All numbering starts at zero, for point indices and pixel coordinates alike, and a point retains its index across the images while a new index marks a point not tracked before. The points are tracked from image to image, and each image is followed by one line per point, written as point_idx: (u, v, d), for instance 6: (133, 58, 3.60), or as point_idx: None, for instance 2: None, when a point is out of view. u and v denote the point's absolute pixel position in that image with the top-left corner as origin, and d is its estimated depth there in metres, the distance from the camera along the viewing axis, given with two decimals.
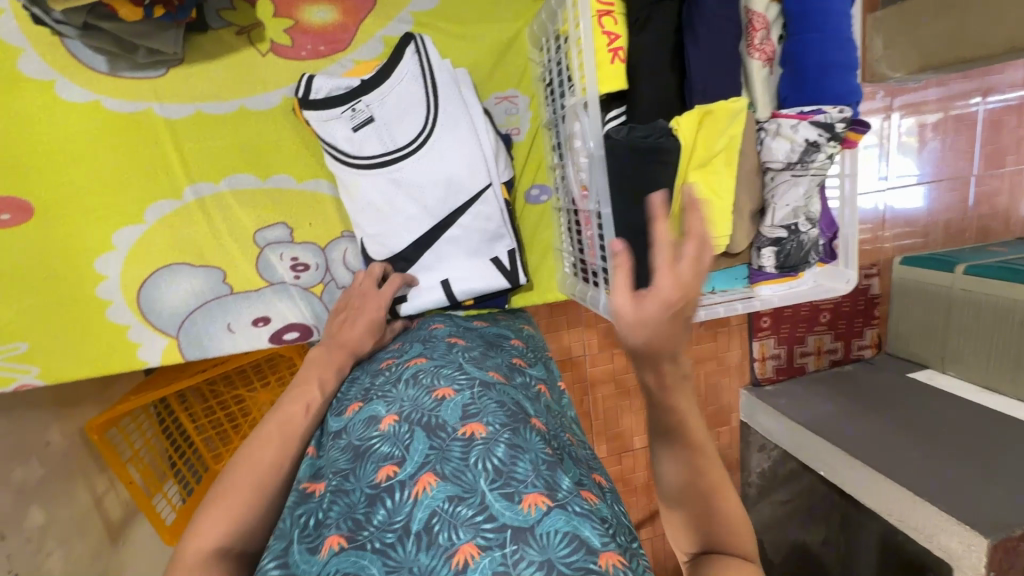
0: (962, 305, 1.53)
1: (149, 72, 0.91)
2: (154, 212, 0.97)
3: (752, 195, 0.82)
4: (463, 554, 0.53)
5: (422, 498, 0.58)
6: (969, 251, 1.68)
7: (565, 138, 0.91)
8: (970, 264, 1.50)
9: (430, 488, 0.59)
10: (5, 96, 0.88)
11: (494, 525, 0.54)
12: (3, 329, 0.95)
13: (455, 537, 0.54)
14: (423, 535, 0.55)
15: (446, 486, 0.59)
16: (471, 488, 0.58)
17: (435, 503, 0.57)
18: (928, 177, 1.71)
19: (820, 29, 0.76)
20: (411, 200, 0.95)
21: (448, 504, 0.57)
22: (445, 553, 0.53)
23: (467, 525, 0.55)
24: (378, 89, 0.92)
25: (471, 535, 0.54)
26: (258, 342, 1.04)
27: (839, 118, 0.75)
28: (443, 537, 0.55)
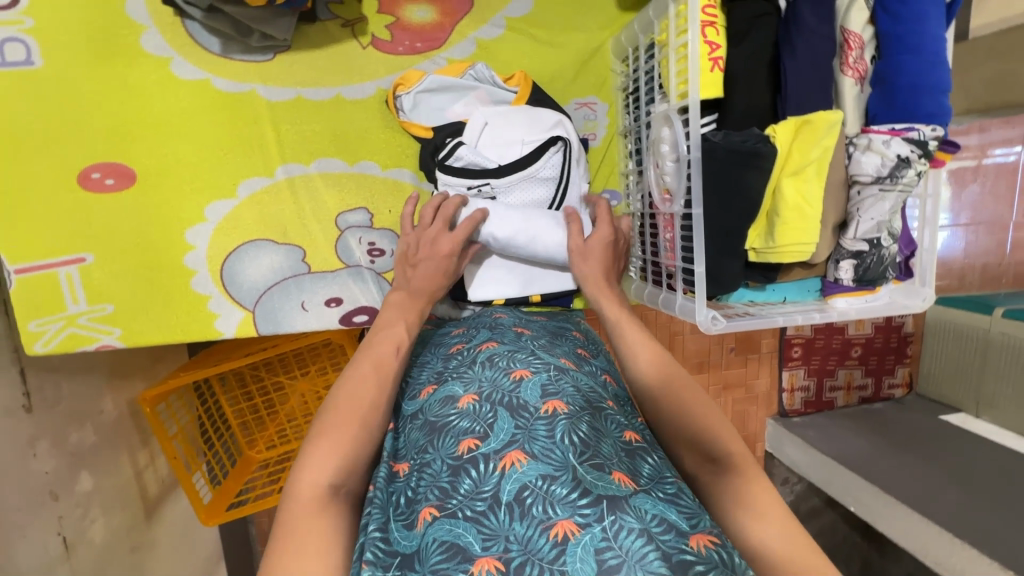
0: (999, 349, 1.55)
1: (258, 56, 0.96)
2: (246, 188, 1.01)
3: (836, 208, 0.84)
4: (562, 529, 0.52)
5: (512, 473, 0.57)
6: (1004, 296, 1.73)
7: (649, 143, 0.94)
8: (1008, 308, 1.53)
9: (520, 465, 0.57)
10: (125, 67, 0.93)
11: (589, 501, 0.53)
12: (92, 289, 0.98)
13: (552, 513, 0.53)
14: (515, 507, 0.54)
15: (537, 464, 0.57)
16: (562, 465, 0.57)
17: (528, 479, 0.56)
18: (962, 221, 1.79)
19: (916, 51, 0.78)
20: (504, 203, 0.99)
21: (541, 481, 0.56)
22: (543, 526, 0.52)
23: (563, 503, 0.54)
24: (507, 179, 0.98)
25: (569, 513, 0.53)
26: (328, 323, 1.06)
27: (932, 136, 0.79)
28: (539, 511, 0.53)
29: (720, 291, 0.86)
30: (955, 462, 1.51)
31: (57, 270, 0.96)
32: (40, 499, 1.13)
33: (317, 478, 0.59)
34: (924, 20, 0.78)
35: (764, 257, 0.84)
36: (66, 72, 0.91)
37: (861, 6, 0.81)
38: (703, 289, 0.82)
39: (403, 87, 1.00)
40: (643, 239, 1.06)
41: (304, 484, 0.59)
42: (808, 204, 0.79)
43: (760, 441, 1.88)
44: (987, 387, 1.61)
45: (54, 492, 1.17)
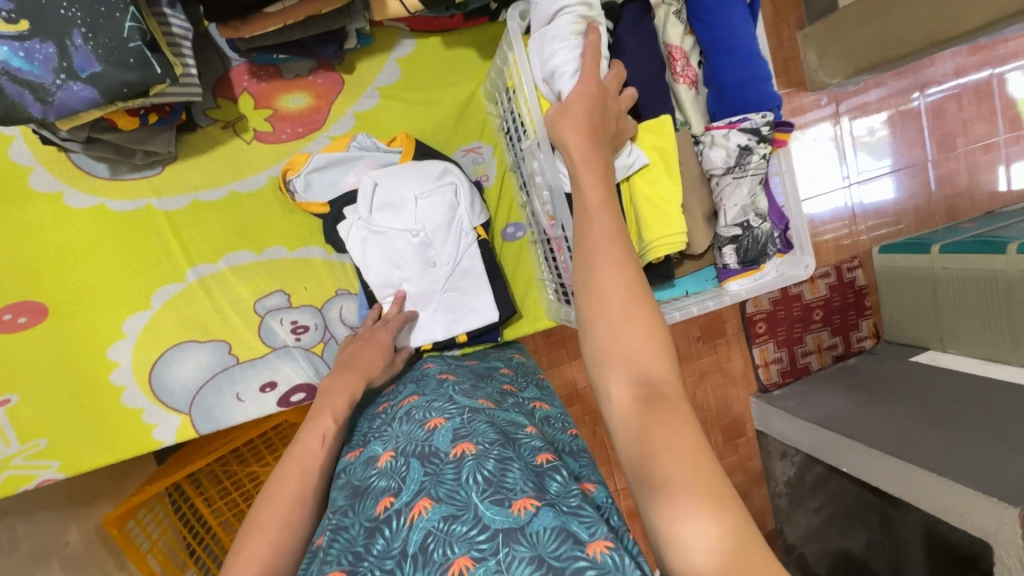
0: (946, 284, 1.64)
1: (146, 172, 1.01)
2: (159, 297, 1.04)
3: (700, 201, 0.90)
4: (459, 566, 0.54)
5: (418, 522, 0.60)
6: (941, 231, 1.81)
7: (528, 176, 1.01)
8: (944, 244, 1.63)
9: (426, 512, 0.60)
10: (19, 208, 0.97)
11: (487, 535, 0.56)
12: (23, 429, 0.99)
13: (451, 553, 0.56)
14: (419, 556, 0.57)
15: (441, 507, 0.60)
16: (465, 506, 0.60)
17: (432, 524, 0.59)
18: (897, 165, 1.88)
19: (731, 51, 0.85)
20: (397, 221, 1.06)
21: (443, 523, 0.58)
22: (443, 568, 0.55)
23: (462, 540, 0.57)
24: (387, 200, 1.05)
25: (467, 549, 0.56)
26: (267, 408, 1.08)
27: (764, 123, 0.84)
28: (440, 555, 0.56)
29: None
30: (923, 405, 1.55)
31: None
32: None
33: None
34: (731, 21, 0.85)
35: (646, 260, 0.87)
36: None
37: (675, 21, 0.89)
38: None
39: (291, 170, 1.04)
40: (549, 263, 1.11)
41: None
42: (666, 201, 0.84)
43: (747, 423, 1.91)
44: (946, 320, 1.67)
45: None
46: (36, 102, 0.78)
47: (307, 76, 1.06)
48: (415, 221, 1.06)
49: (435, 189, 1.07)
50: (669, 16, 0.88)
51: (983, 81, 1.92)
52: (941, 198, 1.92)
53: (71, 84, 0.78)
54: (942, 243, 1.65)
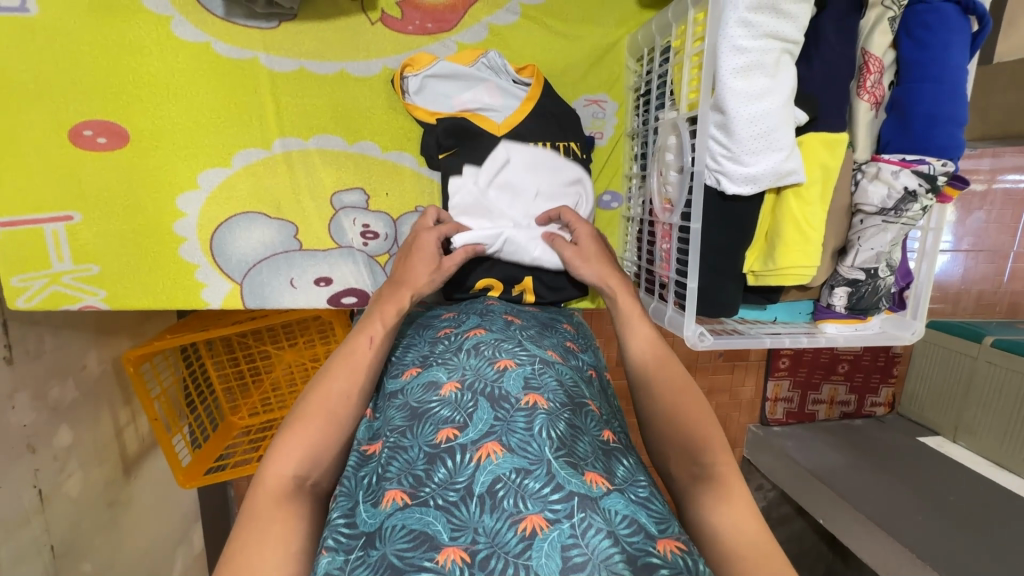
0: (984, 378, 1.56)
1: (261, 23, 0.94)
2: (241, 158, 0.99)
3: (836, 235, 0.83)
4: (530, 524, 0.51)
5: (487, 465, 0.57)
6: (996, 324, 1.73)
7: (655, 150, 0.93)
8: (998, 338, 1.53)
9: (495, 458, 0.57)
10: (124, 21, 0.90)
11: (561, 496, 0.53)
12: (78, 249, 0.97)
13: (523, 507, 0.53)
14: (487, 499, 0.54)
15: (512, 458, 0.57)
16: (538, 460, 0.57)
17: (501, 471, 0.56)
18: (964, 246, 1.77)
19: (936, 80, 0.75)
20: (502, 171, 0.98)
21: (515, 475, 0.55)
22: (512, 520, 0.52)
23: (535, 498, 0.53)
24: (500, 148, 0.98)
25: (540, 507, 0.53)
26: (316, 301, 1.06)
27: (942, 171, 0.77)
28: (510, 505, 0.53)
29: (716, 312, 0.84)
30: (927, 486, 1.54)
31: (43, 226, 0.95)
32: (18, 452, 1.13)
33: (284, 469, 0.61)
34: (948, 49, 0.75)
35: (763, 280, 0.82)
36: (63, 21, 0.88)
37: (886, 29, 0.78)
38: (694, 305, 0.82)
39: (410, 67, 0.97)
40: (640, 245, 1.05)
41: (272, 474, 0.61)
42: (809, 223, 0.77)
43: (737, 447, 1.89)
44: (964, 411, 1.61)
45: (32, 445, 1.17)
46: None
47: None
48: (525, 215, 0.99)
49: (560, 194, 1.00)
50: (881, 21, 0.77)
51: None
52: (1008, 292, 1.82)
53: None
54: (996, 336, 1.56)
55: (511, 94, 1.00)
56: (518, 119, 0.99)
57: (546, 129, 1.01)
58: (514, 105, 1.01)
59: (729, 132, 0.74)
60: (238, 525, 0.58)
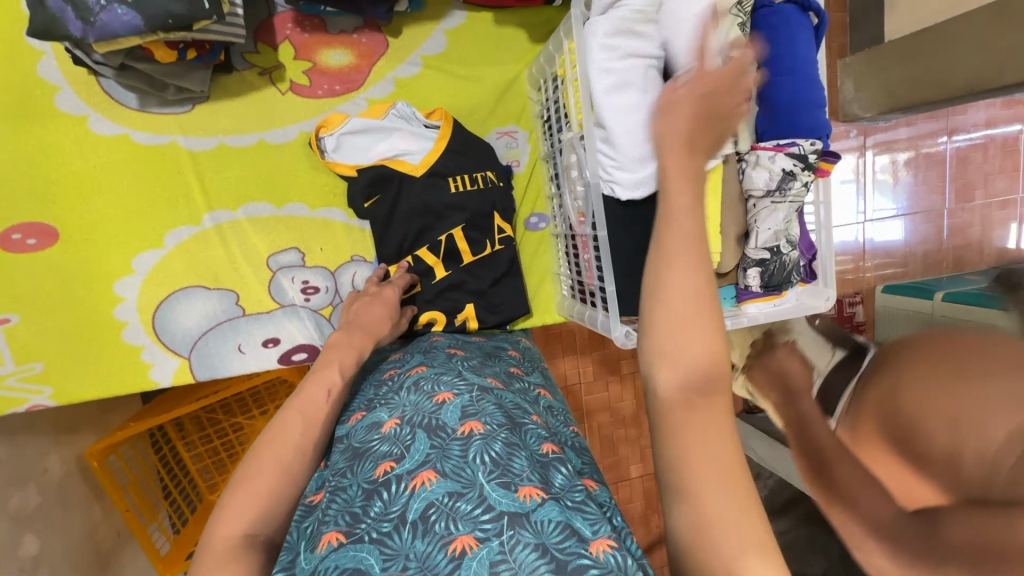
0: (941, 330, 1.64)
1: (175, 108, 0.98)
2: (172, 238, 1.02)
3: (735, 220, 0.89)
4: (460, 544, 0.53)
5: (421, 492, 0.59)
6: (945, 279, 1.80)
7: (562, 169, 0.99)
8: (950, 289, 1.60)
9: (430, 484, 0.59)
10: (41, 127, 0.94)
11: (491, 515, 0.55)
12: (18, 350, 0.98)
13: (454, 528, 0.55)
14: (420, 524, 0.56)
15: (446, 482, 0.59)
16: (470, 483, 0.59)
17: (434, 497, 0.58)
18: (905, 210, 1.87)
19: (790, 72, 0.84)
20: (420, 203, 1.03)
21: (447, 498, 0.57)
22: (443, 542, 0.54)
23: (466, 518, 0.56)
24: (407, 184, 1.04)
25: (470, 528, 0.55)
26: (267, 363, 1.07)
27: (812, 150, 0.84)
28: (441, 528, 0.55)
29: (638, 311, 0.89)
30: None
31: None
32: None
33: (233, 528, 0.60)
34: (793, 45, 0.84)
35: None
36: None
37: (738, 33, 0.83)
38: (616, 306, 0.86)
39: (324, 127, 1.02)
40: (569, 259, 1.10)
41: (221, 535, 0.59)
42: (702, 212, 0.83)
43: None
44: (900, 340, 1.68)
45: None
46: (77, 20, 0.76)
47: (351, 33, 1.03)
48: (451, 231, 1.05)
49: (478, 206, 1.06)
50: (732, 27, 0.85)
51: (1012, 136, 1.91)
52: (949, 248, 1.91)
53: (115, 7, 0.75)
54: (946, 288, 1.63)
55: (425, 136, 1.05)
56: (433, 159, 1.04)
57: (464, 166, 1.06)
58: (429, 145, 1.05)
59: (613, 144, 0.79)
60: None
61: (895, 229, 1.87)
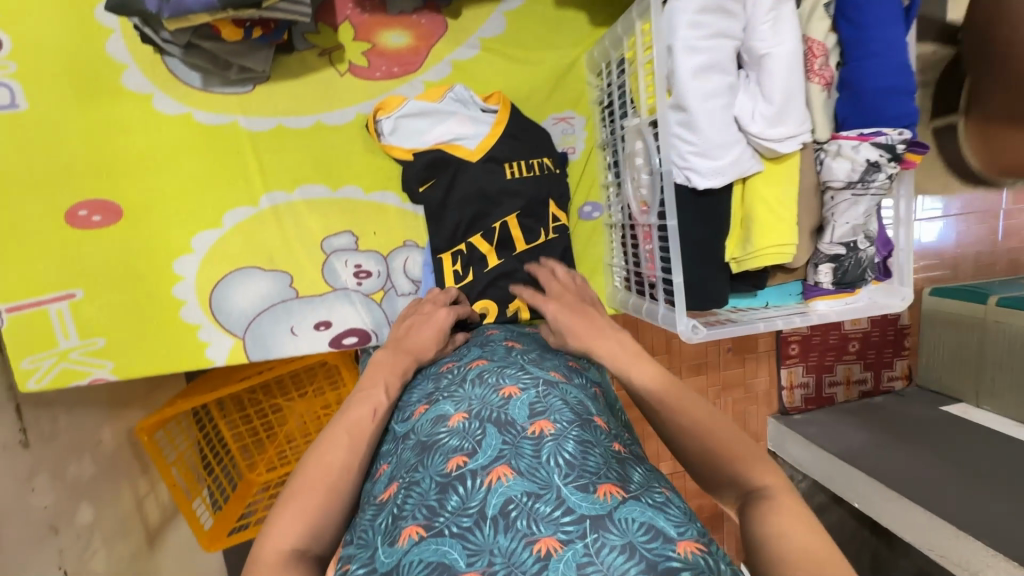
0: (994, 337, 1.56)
1: (237, 88, 0.98)
2: (230, 218, 1.02)
3: (811, 214, 0.85)
4: (545, 546, 0.52)
5: (498, 487, 0.58)
6: (999, 283, 1.72)
7: (624, 155, 0.96)
8: (1002, 297, 1.53)
9: (506, 479, 0.58)
10: (109, 105, 0.95)
11: (572, 518, 0.54)
12: (83, 324, 1.00)
13: (536, 529, 0.54)
14: (501, 520, 0.55)
15: (522, 481, 0.58)
16: (547, 485, 0.58)
17: (512, 493, 0.57)
18: (954, 211, 1.77)
19: (878, 56, 0.79)
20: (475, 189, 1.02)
21: (526, 498, 0.56)
22: (527, 541, 0.53)
23: (547, 521, 0.54)
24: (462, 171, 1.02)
25: (552, 529, 0.53)
26: (318, 346, 1.08)
27: (900, 140, 0.79)
28: (523, 526, 0.54)
29: (705, 304, 0.87)
30: (951, 451, 1.51)
31: (48, 306, 0.98)
32: (40, 534, 1.14)
33: (282, 542, 0.60)
34: (884, 26, 0.79)
35: (745, 265, 0.84)
36: (51, 111, 0.93)
37: (821, 14, 0.82)
38: (683, 299, 0.83)
39: (382, 110, 1.02)
40: (626, 250, 1.07)
41: (268, 549, 0.60)
42: (779, 203, 0.80)
43: (762, 441, 1.86)
44: None
45: (54, 526, 1.18)
46: None
47: (410, 14, 1.02)
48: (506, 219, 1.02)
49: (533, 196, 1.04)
50: (816, 9, 0.82)
51: None
52: (1004, 250, 1.82)
53: None
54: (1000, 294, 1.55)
55: (482, 120, 1.04)
56: (490, 143, 1.02)
57: (521, 155, 1.04)
58: (486, 129, 1.04)
59: (694, 128, 0.77)
60: None
61: (940, 230, 1.78)
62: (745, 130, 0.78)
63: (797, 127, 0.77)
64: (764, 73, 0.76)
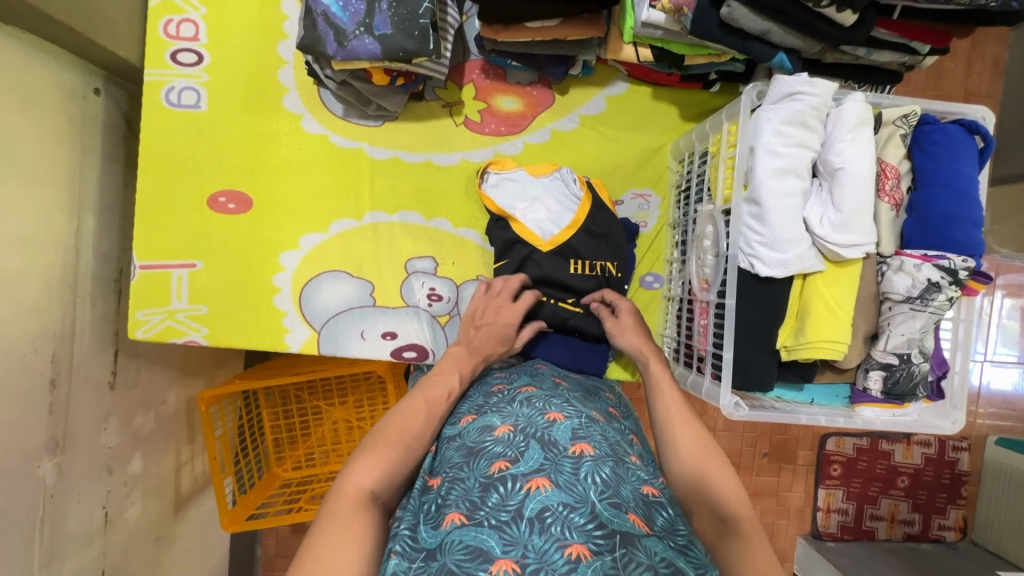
0: None
1: (370, 121, 1.16)
2: (336, 226, 1.17)
3: (866, 320, 0.89)
4: (575, 551, 0.59)
5: (536, 494, 0.65)
6: None
7: (694, 236, 1.04)
8: None
9: (544, 490, 0.65)
10: (266, 118, 1.14)
11: (603, 531, 0.61)
12: (192, 291, 1.15)
13: (569, 535, 0.60)
14: (536, 523, 0.62)
15: (560, 493, 0.65)
16: (582, 499, 0.65)
17: (550, 502, 0.64)
18: None
19: (948, 187, 0.85)
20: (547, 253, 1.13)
21: (562, 507, 0.63)
22: (559, 544, 0.60)
23: (579, 530, 0.61)
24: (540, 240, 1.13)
25: (583, 538, 0.60)
26: (381, 353, 1.18)
27: (963, 266, 0.83)
28: (557, 531, 0.61)
29: (751, 386, 0.90)
30: None
31: (171, 271, 1.14)
32: (98, 472, 1.24)
33: (364, 482, 0.69)
34: (956, 162, 0.85)
35: (794, 355, 0.88)
36: (221, 115, 1.13)
37: (898, 143, 0.89)
38: (730, 376, 0.88)
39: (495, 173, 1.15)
40: (680, 322, 1.13)
41: (352, 484, 0.69)
42: (836, 303, 0.85)
43: (788, 561, 1.76)
44: None
45: (111, 467, 1.28)
46: (334, 42, 0.95)
47: (525, 86, 1.18)
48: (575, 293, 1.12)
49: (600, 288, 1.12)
50: (894, 136, 0.88)
51: None
52: None
53: (364, 37, 0.94)
54: None
55: (568, 207, 1.14)
56: (586, 211, 1.13)
57: (598, 228, 1.13)
58: (569, 216, 1.14)
59: (763, 222, 0.84)
60: (318, 525, 0.65)
61: (1016, 379, 1.73)
62: (811, 231, 0.85)
63: (861, 237, 0.84)
64: (835, 186, 0.84)
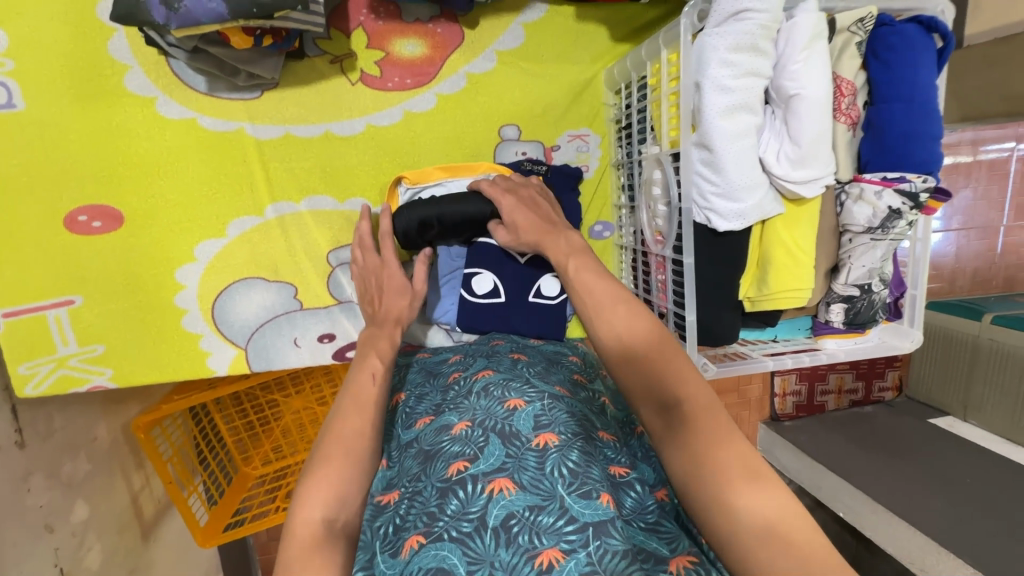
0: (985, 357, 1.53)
1: (244, 94, 0.95)
2: (235, 227, 1.00)
3: (827, 256, 0.84)
4: (547, 557, 0.53)
5: (499, 499, 0.58)
6: (994, 298, 1.69)
7: (641, 181, 0.94)
8: (998, 315, 1.50)
9: (508, 493, 0.59)
10: (111, 110, 0.91)
11: (576, 527, 0.56)
12: (84, 331, 0.98)
13: (538, 542, 0.55)
14: (502, 533, 0.56)
15: (525, 495, 0.59)
16: (550, 495, 0.59)
17: (515, 507, 0.57)
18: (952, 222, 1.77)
19: (908, 100, 0.77)
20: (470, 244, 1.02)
21: (528, 511, 0.57)
22: (528, 554, 0.54)
23: (551, 531, 0.55)
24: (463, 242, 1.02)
25: (555, 540, 0.55)
26: (321, 358, 1.07)
27: (923, 188, 0.78)
28: (525, 540, 0.55)
29: (718, 341, 0.85)
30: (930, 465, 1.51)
31: (46, 312, 0.96)
32: (35, 533, 1.13)
33: (313, 513, 0.60)
34: (915, 70, 0.77)
35: (759, 305, 0.83)
36: (49, 113, 0.89)
37: (853, 53, 0.78)
38: (694, 336, 0.83)
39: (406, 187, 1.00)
40: (636, 273, 1.07)
41: (301, 523, 0.60)
42: (797, 245, 0.79)
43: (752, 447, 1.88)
44: None
45: (49, 524, 1.17)
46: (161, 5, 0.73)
47: (426, 23, 0.98)
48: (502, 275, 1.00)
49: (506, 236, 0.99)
50: (849, 46, 0.78)
51: None
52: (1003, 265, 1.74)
53: None
54: (995, 313, 1.52)
55: None
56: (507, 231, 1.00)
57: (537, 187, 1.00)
58: None
59: (718, 169, 0.75)
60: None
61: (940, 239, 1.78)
62: (769, 171, 0.77)
63: (820, 170, 0.76)
64: (791, 114, 0.75)
